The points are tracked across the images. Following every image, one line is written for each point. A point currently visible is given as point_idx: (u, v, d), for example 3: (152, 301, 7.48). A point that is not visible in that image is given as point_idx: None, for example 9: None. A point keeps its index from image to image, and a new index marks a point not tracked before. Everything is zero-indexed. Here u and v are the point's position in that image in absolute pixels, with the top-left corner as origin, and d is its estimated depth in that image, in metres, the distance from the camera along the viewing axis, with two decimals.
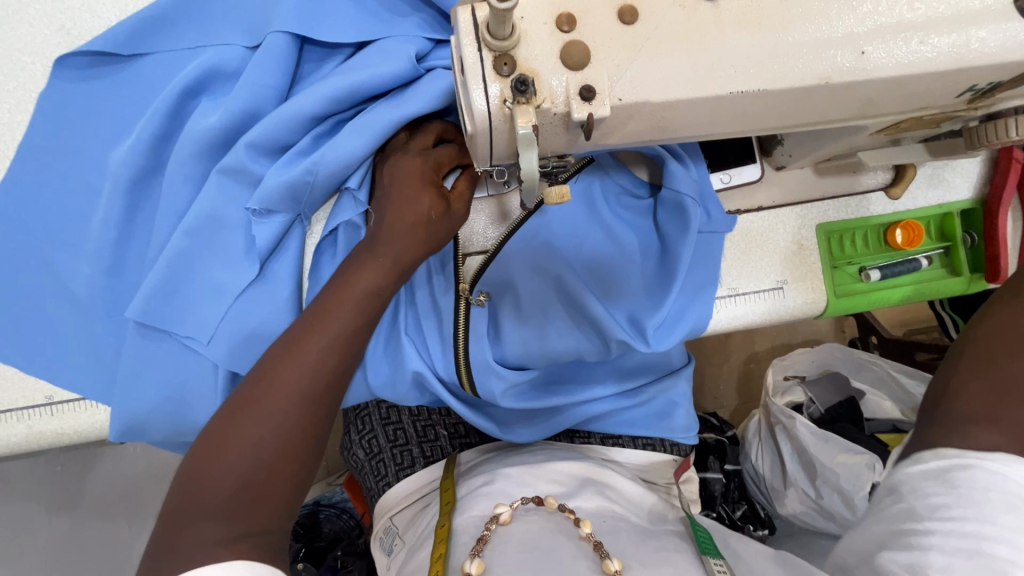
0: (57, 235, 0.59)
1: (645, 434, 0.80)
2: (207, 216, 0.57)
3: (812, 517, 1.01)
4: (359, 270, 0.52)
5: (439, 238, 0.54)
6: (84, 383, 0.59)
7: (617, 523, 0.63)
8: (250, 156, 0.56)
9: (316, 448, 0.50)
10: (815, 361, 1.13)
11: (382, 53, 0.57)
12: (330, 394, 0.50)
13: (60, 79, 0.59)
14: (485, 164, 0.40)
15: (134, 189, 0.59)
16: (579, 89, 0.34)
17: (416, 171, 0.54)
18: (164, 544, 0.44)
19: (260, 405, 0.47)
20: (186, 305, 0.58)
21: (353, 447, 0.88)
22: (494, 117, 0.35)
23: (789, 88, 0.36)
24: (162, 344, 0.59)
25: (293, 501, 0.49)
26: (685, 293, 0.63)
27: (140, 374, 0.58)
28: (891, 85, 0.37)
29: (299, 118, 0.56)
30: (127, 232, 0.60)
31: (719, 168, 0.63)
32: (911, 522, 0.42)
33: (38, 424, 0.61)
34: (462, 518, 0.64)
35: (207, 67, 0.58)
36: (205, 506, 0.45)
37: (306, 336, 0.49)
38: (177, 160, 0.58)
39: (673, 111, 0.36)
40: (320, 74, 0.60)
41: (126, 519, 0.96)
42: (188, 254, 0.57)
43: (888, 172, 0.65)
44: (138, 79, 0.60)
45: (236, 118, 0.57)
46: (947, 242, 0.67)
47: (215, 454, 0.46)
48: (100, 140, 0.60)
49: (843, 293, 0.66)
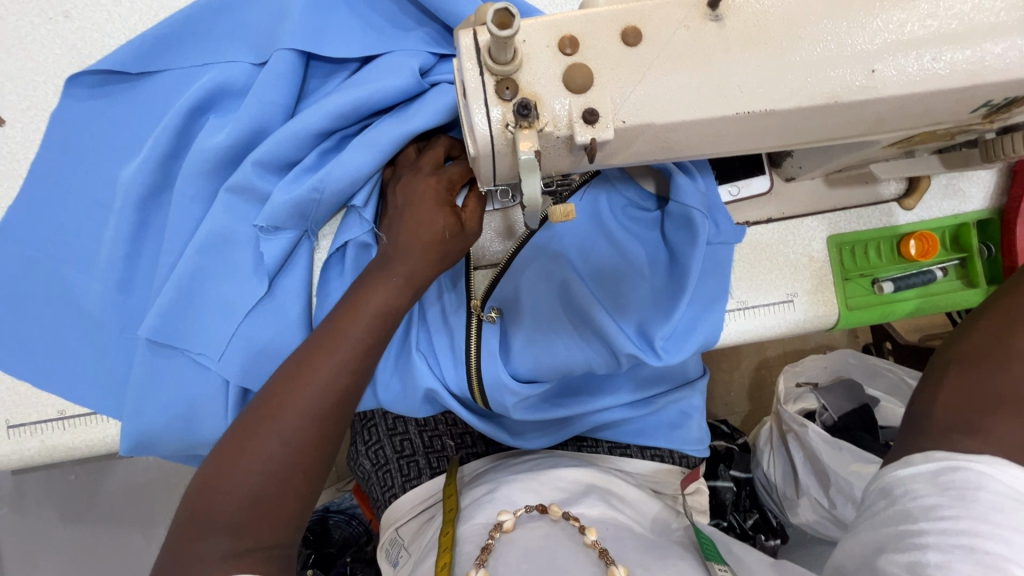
0: (69, 252, 0.60)
1: (655, 445, 0.80)
2: (215, 234, 0.57)
3: (825, 527, 1.00)
4: (370, 288, 0.52)
5: (450, 257, 0.54)
6: (96, 398, 0.60)
7: (622, 531, 0.62)
8: (257, 173, 0.57)
9: (325, 464, 0.50)
10: (828, 368, 1.12)
11: (388, 67, 0.57)
12: (340, 412, 0.50)
13: (72, 98, 0.60)
14: (489, 185, 0.39)
15: (143, 207, 0.60)
16: (582, 112, 0.34)
17: (430, 190, 0.53)
18: (176, 555, 0.44)
19: (271, 423, 0.48)
20: (196, 322, 0.58)
21: (361, 457, 0.88)
22: (497, 141, 0.34)
23: (797, 107, 0.35)
24: (172, 360, 0.59)
25: (303, 515, 0.49)
26: (695, 305, 0.62)
27: (150, 391, 0.59)
28: (904, 102, 0.37)
29: (305, 135, 0.56)
30: (137, 249, 0.60)
31: (727, 180, 0.62)
32: (908, 523, 0.40)
33: (50, 438, 0.61)
34: (466, 527, 0.64)
35: (215, 84, 0.59)
36: (215, 521, 0.45)
37: (320, 353, 0.50)
38: (185, 178, 0.58)
39: (679, 131, 0.36)
40: (326, 89, 0.60)
41: (138, 528, 0.96)
42: (197, 272, 0.58)
43: (901, 183, 0.64)
44: (146, 96, 0.61)
45: (243, 136, 0.57)
46: (963, 254, 0.65)
47: (227, 470, 0.46)
48: (110, 158, 0.60)
49: (856, 305, 0.65)
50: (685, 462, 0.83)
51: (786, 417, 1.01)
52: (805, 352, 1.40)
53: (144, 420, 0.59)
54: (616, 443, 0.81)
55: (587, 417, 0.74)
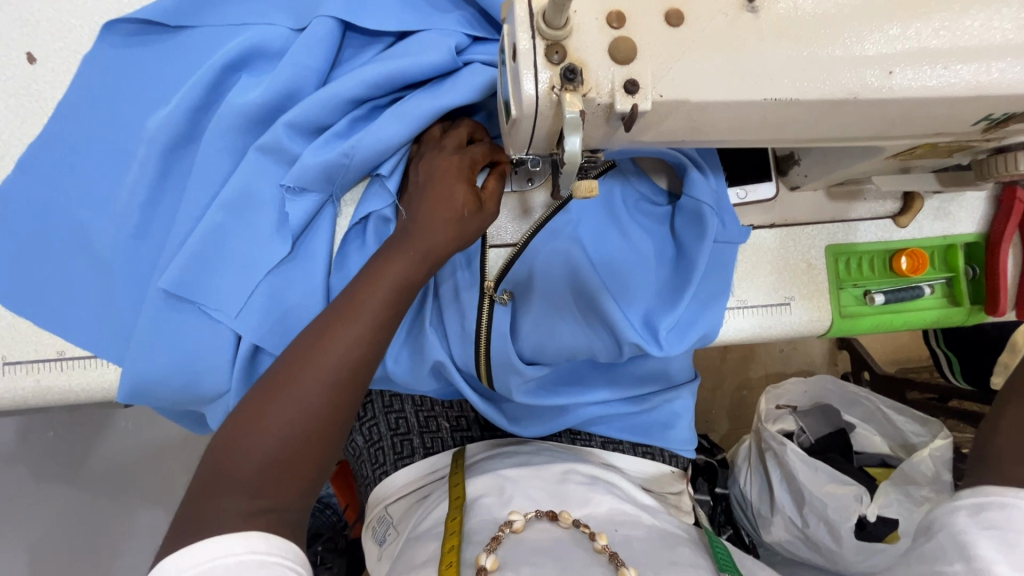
0: (87, 196, 0.60)
1: (646, 443, 0.82)
2: (241, 190, 0.58)
3: (797, 546, 1.03)
4: (390, 261, 0.53)
5: (470, 234, 0.56)
6: (99, 343, 0.60)
7: (631, 525, 0.64)
8: (288, 135, 0.58)
9: (342, 431, 0.50)
10: (807, 392, 1.16)
11: (423, 43, 0.59)
12: (355, 381, 0.50)
13: (107, 45, 0.61)
14: (525, 148, 0.41)
15: (167, 157, 0.61)
16: (624, 82, 0.36)
17: (452, 166, 0.55)
18: (193, 513, 0.45)
19: (290, 387, 0.48)
20: (212, 277, 0.59)
21: (354, 433, 0.89)
22: (542, 102, 0.36)
23: (819, 98, 0.38)
24: (180, 313, 0.59)
25: (316, 481, 0.49)
26: (698, 299, 0.64)
27: (155, 341, 0.59)
28: (913, 107, 0.40)
29: (339, 101, 0.58)
30: (156, 198, 0.61)
31: (736, 183, 0.65)
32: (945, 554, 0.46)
33: (46, 379, 0.60)
34: (475, 511, 0.65)
35: (250, 44, 0.60)
36: (231, 480, 0.46)
37: (338, 322, 0.50)
38: (214, 133, 0.59)
39: (709, 111, 0.38)
40: (360, 60, 0.62)
41: (110, 496, 0.97)
42: (221, 228, 0.58)
43: (895, 203, 0.68)
44: (180, 51, 0.62)
45: (275, 96, 0.59)
46: (951, 274, 0.68)
47: (244, 431, 0.47)
48: (138, 108, 0.61)
49: (848, 313, 0.68)
50: (672, 462, 0.85)
51: (765, 435, 1.04)
52: (786, 374, 1.44)
53: (147, 369, 0.59)
54: (608, 439, 0.82)
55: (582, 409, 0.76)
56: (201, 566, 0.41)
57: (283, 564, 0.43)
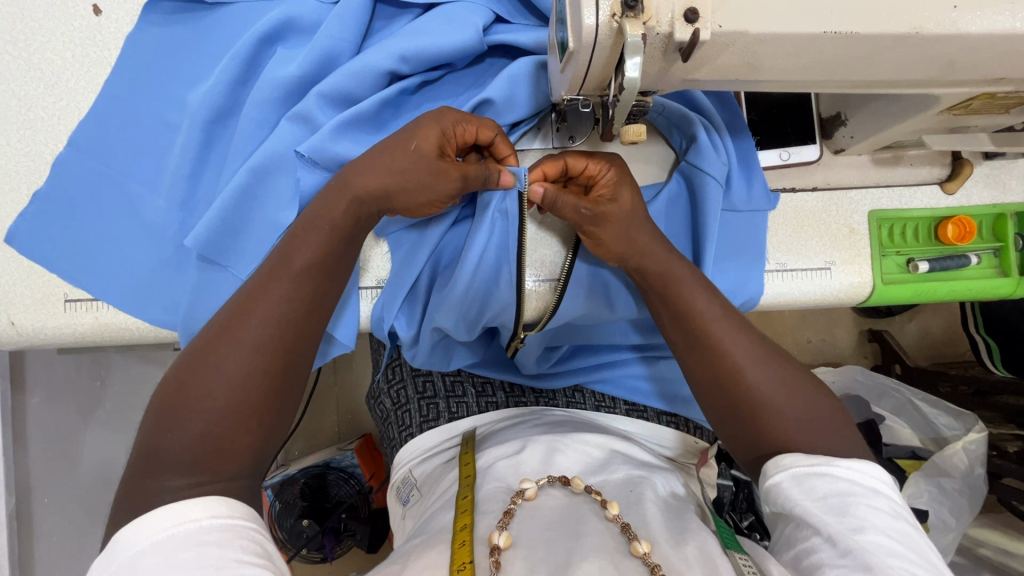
0: (136, 164, 0.62)
1: (670, 411, 0.82)
2: (268, 156, 0.59)
3: None
4: (320, 212, 0.55)
5: (411, 180, 0.54)
6: (147, 303, 0.62)
7: (644, 493, 0.59)
8: (318, 105, 0.59)
9: (278, 400, 0.51)
10: (837, 383, 1.16)
11: (451, 18, 0.60)
12: (284, 344, 0.52)
13: (148, 23, 0.64)
14: (580, 83, 0.42)
15: (210, 127, 0.63)
16: (684, 10, 0.36)
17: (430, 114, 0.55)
18: (132, 494, 0.46)
19: (221, 352, 0.50)
20: (246, 242, 0.62)
21: (382, 396, 0.91)
22: (601, 31, 0.37)
23: (880, 33, 0.38)
24: (220, 276, 0.62)
25: (259, 451, 0.50)
26: (722, 260, 0.64)
27: (201, 302, 0.62)
28: (978, 46, 0.39)
29: (369, 72, 0.59)
30: (200, 166, 0.63)
31: (779, 145, 0.65)
32: (842, 509, 0.46)
33: (105, 316, 0.62)
34: (486, 479, 0.62)
35: (286, 16, 0.62)
36: (166, 462, 0.47)
37: (264, 285, 0.52)
38: (253, 104, 0.61)
39: (767, 46, 0.38)
40: (391, 30, 0.64)
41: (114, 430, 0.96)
42: (248, 193, 0.60)
43: (944, 168, 0.67)
44: (220, 23, 0.65)
45: (313, 66, 0.60)
46: (1000, 243, 0.66)
47: (176, 411, 0.48)
48: (182, 81, 0.64)
49: (890, 281, 0.66)
50: (698, 433, 0.85)
51: None
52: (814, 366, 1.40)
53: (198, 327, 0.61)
54: (633, 406, 0.82)
55: (588, 371, 0.80)
56: (167, 531, 0.42)
57: (246, 525, 0.44)
